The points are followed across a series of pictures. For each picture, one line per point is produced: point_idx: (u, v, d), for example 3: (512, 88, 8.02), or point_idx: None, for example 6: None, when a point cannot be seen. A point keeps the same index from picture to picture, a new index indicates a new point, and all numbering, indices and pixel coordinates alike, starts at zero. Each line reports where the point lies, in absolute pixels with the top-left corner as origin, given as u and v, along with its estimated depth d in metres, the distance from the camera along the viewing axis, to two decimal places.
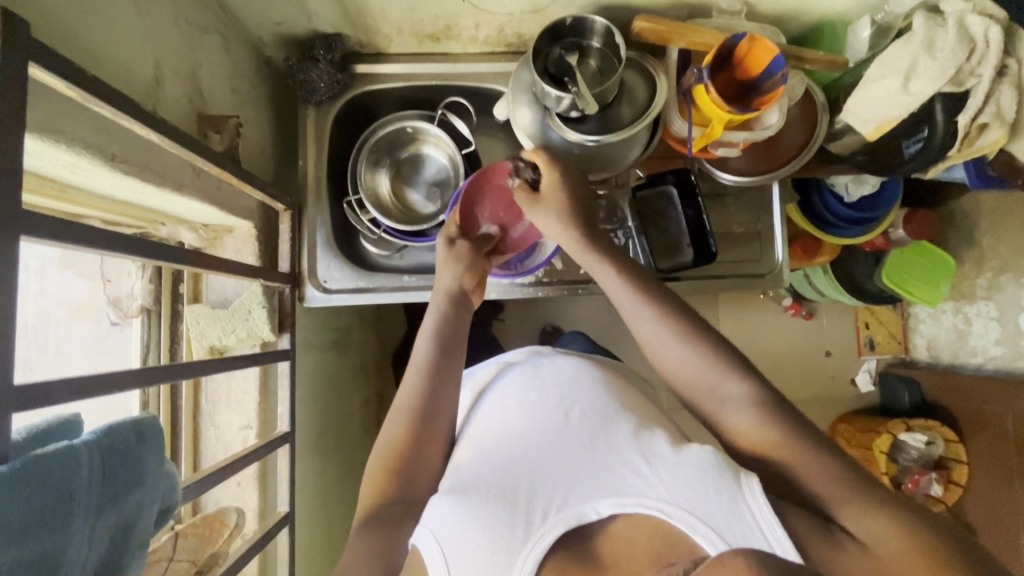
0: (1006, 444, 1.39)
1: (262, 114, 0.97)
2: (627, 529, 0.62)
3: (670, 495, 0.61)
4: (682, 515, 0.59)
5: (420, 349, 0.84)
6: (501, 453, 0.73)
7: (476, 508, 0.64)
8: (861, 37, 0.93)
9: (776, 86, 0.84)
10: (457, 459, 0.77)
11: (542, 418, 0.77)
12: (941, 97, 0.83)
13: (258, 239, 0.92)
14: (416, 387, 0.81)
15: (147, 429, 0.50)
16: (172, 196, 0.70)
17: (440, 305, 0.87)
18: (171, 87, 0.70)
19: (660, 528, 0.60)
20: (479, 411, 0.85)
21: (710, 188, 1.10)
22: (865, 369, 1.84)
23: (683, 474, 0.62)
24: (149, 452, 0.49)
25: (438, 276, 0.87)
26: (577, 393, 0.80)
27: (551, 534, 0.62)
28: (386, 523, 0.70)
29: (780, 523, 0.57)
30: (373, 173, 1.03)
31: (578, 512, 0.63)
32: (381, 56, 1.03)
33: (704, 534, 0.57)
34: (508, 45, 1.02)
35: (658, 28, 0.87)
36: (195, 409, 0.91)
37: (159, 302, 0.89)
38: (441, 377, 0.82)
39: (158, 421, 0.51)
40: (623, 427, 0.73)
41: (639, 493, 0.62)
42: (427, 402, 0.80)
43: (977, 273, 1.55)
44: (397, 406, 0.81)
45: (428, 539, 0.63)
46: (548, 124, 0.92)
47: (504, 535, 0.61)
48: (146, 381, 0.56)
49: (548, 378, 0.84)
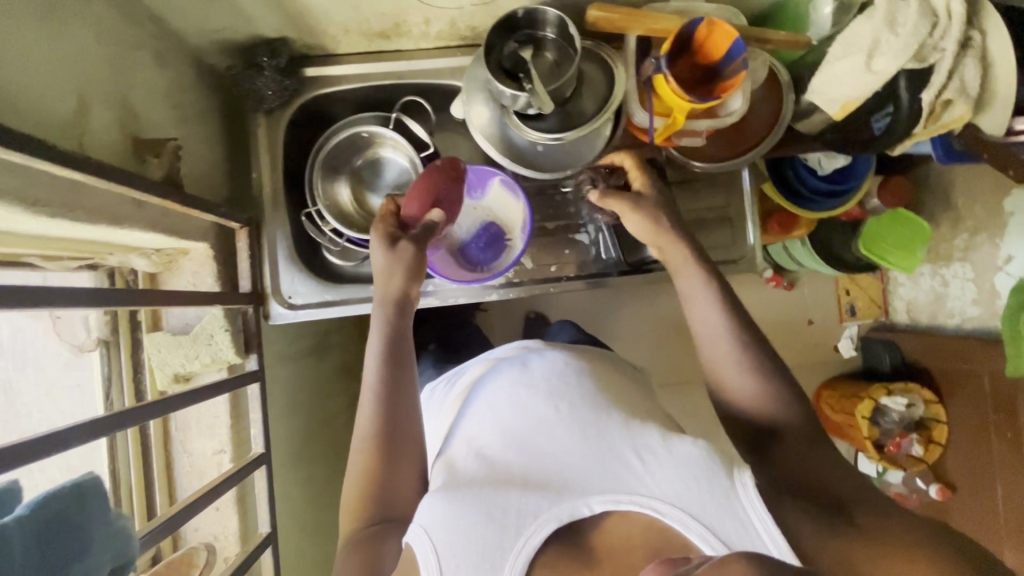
0: (984, 401, 1.43)
1: (209, 127, 0.92)
2: (622, 524, 0.62)
3: (664, 492, 0.62)
4: (676, 513, 0.60)
5: (369, 368, 0.82)
6: (496, 455, 0.72)
7: (468, 505, 0.64)
8: (823, 13, 0.89)
9: (738, 71, 0.82)
10: (453, 459, 0.75)
11: (535, 413, 0.75)
12: (904, 73, 0.82)
13: (215, 260, 0.89)
14: (373, 410, 0.80)
15: (87, 491, 0.52)
16: (111, 230, 0.67)
17: (381, 313, 0.84)
18: (99, 113, 0.66)
19: (655, 526, 0.61)
20: (469, 408, 0.83)
21: (678, 175, 1.08)
22: (847, 336, 1.84)
23: (675, 473, 0.63)
24: (90, 514, 0.51)
25: (382, 283, 0.83)
26: (567, 387, 0.78)
27: (543, 530, 0.61)
28: (372, 541, 0.71)
29: (780, 529, 0.59)
30: (331, 182, 1.00)
31: (571, 509, 0.62)
32: (330, 57, 0.98)
33: (698, 531, 0.59)
34: (463, 38, 0.98)
35: (613, 17, 0.83)
36: (166, 438, 0.89)
37: (116, 332, 0.86)
38: (394, 389, 0.80)
39: (98, 482, 0.53)
40: (614, 419, 0.72)
41: (632, 490, 0.63)
42: (390, 419, 0.79)
43: (953, 235, 1.55)
44: (360, 428, 0.79)
45: (421, 537, 0.63)
46: (507, 122, 0.89)
47: (496, 531, 0.61)
48: (93, 434, 0.60)
49: (538, 373, 0.81)
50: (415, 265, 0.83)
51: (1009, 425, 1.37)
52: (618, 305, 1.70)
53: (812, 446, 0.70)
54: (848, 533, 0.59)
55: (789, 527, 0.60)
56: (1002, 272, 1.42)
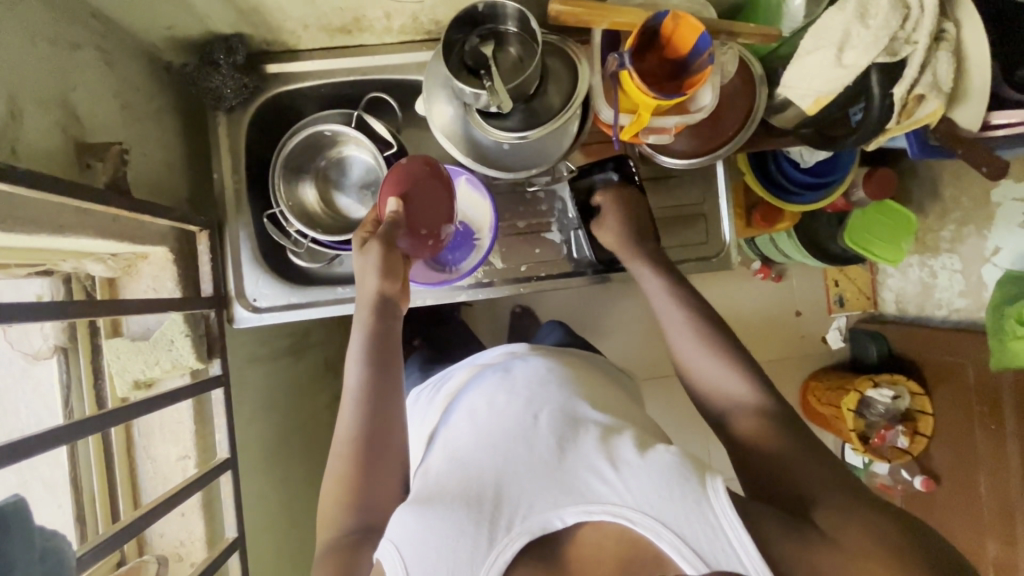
0: (967, 393, 1.43)
1: (166, 127, 0.90)
2: (595, 534, 0.61)
3: (635, 501, 0.61)
4: (648, 521, 0.59)
5: (351, 373, 0.81)
6: (468, 461, 0.71)
7: (438, 518, 0.63)
8: (794, 6, 0.86)
9: (704, 66, 0.79)
10: (429, 467, 0.76)
11: (512, 420, 0.75)
12: (876, 67, 0.78)
13: (175, 263, 0.87)
14: (354, 417, 0.78)
15: (10, 514, 0.51)
16: (53, 238, 0.66)
17: (362, 315, 0.83)
18: (36, 118, 0.64)
19: (626, 535, 0.60)
20: (450, 417, 0.83)
21: (651, 171, 1.06)
22: (836, 327, 1.83)
23: (648, 480, 0.62)
24: (12, 537, 0.50)
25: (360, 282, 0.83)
26: (544, 395, 0.78)
27: (516, 544, 0.61)
28: (348, 552, 0.70)
29: (747, 527, 0.58)
30: (296, 182, 0.98)
31: (543, 521, 0.62)
32: (292, 53, 0.96)
33: (669, 540, 0.58)
34: (428, 32, 0.95)
35: (576, 11, 0.79)
36: (129, 444, 0.88)
37: (75, 338, 0.85)
38: (381, 393, 0.80)
39: (24, 503, 0.52)
40: (590, 430, 0.71)
41: (605, 500, 0.62)
42: (371, 424, 0.78)
43: (940, 225, 1.54)
44: (341, 437, 0.78)
45: (391, 552, 0.62)
46: (469, 120, 0.86)
47: (467, 544, 0.61)
48: (78, 433, 0.66)
49: (519, 381, 0.82)
50: (386, 261, 0.81)
51: (994, 419, 1.36)
52: (603, 299, 1.69)
53: (764, 424, 0.70)
54: (818, 542, 0.58)
55: (759, 530, 0.58)
56: (989, 263, 1.41)
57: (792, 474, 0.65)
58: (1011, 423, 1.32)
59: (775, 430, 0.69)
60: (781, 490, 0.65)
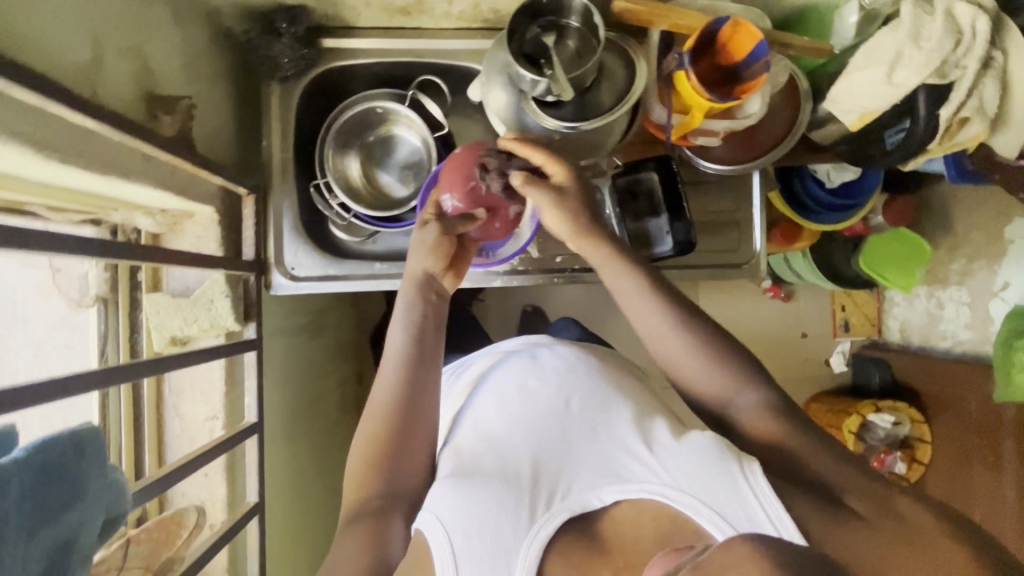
0: (967, 424, 1.45)
1: (222, 91, 0.91)
2: (632, 511, 0.63)
3: (674, 481, 0.62)
4: (685, 498, 0.60)
5: (396, 339, 0.82)
6: (504, 442, 0.72)
7: (479, 493, 0.64)
8: (847, 23, 0.89)
9: (759, 73, 0.81)
10: (459, 446, 0.76)
11: (544, 406, 0.76)
12: (924, 88, 0.81)
13: (220, 224, 0.88)
14: (394, 378, 0.80)
15: (88, 440, 0.48)
16: (119, 183, 0.66)
17: (403, 292, 0.84)
18: (116, 64, 0.65)
19: (664, 513, 0.61)
20: (476, 398, 0.82)
21: (690, 175, 1.07)
22: (838, 350, 1.84)
23: (685, 460, 0.63)
24: (88, 464, 0.48)
25: (409, 260, 0.85)
26: (575, 379, 0.79)
27: (556, 520, 0.62)
28: (377, 518, 0.71)
29: (786, 510, 0.57)
30: (342, 156, 0.99)
31: (581, 500, 0.64)
32: (350, 30, 0.97)
33: (708, 515, 0.58)
34: (485, 21, 0.97)
35: (638, 11, 0.82)
36: (158, 400, 0.88)
37: (116, 291, 0.85)
38: (420, 364, 0.81)
39: (97, 431, 0.49)
40: (622, 411, 0.74)
41: (642, 480, 0.64)
42: (409, 394, 0.79)
43: (949, 259, 1.57)
44: (374, 403, 0.79)
45: (433, 523, 0.62)
46: (523, 107, 0.88)
47: (509, 520, 0.62)
48: (108, 381, 0.62)
49: (548, 365, 0.82)
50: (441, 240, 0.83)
51: (991, 450, 1.39)
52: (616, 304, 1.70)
53: (768, 421, 0.68)
54: (860, 526, 0.55)
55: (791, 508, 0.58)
56: (997, 298, 1.43)
57: (808, 468, 0.62)
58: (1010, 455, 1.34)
59: (769, 420, 0.68)
60: (807, 476, 0.62)
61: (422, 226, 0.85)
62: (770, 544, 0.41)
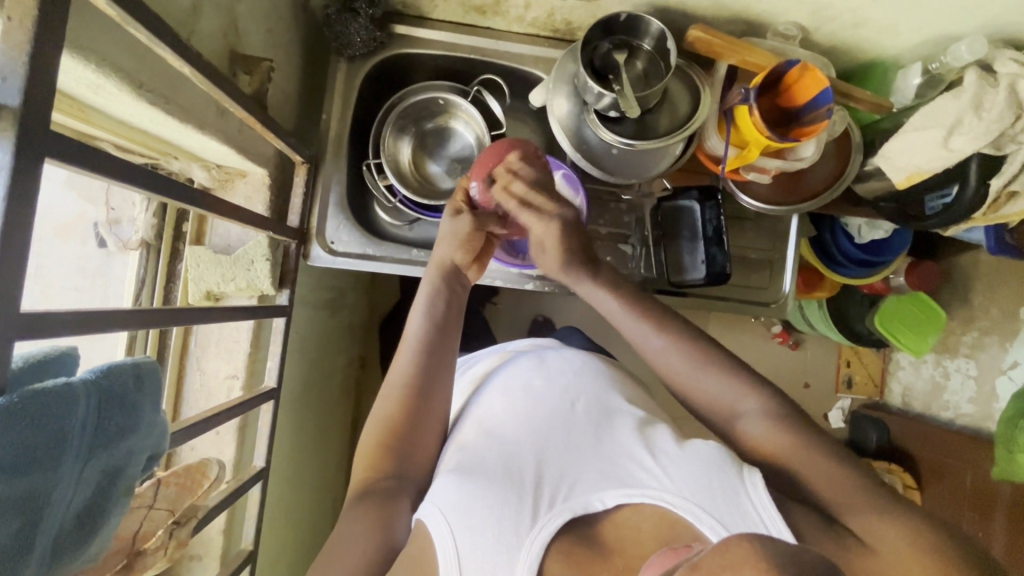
0: (959, 499, 1.37)
1: (293, 58, 0.92)
2: (633, 516, 0.60)
3: (676, 486, 0.59)
4: (688, 505, 0.57)
5: (415, 322, 0.81)
6: (509, 438, 0.70)
7: (483, 489, 0.62)
8: (910, 84, 0.92)
9: (819, 119, 0.83)
10: (462, 442, 0.74)
11: (548, 407, 0.74)
12: (977, 156, 0.83)
13: (270, 188, 0.88)
14: (413, 360, 0.79)
15: (146, 373, 0.48)
16: (193, 132, 0.68)
17: (431, 280, 0.84)
18: (208, 17, 0.67)
19: (665, 518, 0.58)
20: (481, 395, 0.81)
21: (732, 209, 1.09)
22: (838, 406, 1.75)
23: (688, 468, 0.60)
24: (146, 396, 0.48)
25: (436, 247, 0.85)
26: (581, 384, 0.79)
27: (556, 520, 0.60)
28: (386, 500, 0.69)
29: (783, 519, 0.55)
30: (396, 139, 1.01)
31: (583, 501, 0.61)
32: (423, 20, 0.99)
33: (708, 523, 0.56)
34: (555, 31, 0.99)
35: (711, 41, 0.86)
36: (183, 350, 0.89)
37: (160, 238, 0.89)
38: (439, 348, 0.80)
39: (157, 367, 0.50)
40: (626, 418, 0.72)
41: (644, 485, 0.61)
42: (426, 376, 0.78)
43: (963, 330, 1.49)
44: (392, 381, 0.78)
45: (436, 516, 0.61)
46: (585, 119, 0.90)
47: (510, 518, 0.59)
48: (140, 324, 0.54)
49: (555, 369, 0.81)
50: (472, 235, 0.83)
51: (981, 524, 1.30)
52: None
53: (772, 425, 0.64)
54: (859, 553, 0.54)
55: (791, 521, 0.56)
56: (1005, 376, 1.36)
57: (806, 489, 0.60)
58: (997, 535, 1.26)
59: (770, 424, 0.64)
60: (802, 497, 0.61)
61: (454, 216, 0.85)
62: (776, 547, 0.36)
